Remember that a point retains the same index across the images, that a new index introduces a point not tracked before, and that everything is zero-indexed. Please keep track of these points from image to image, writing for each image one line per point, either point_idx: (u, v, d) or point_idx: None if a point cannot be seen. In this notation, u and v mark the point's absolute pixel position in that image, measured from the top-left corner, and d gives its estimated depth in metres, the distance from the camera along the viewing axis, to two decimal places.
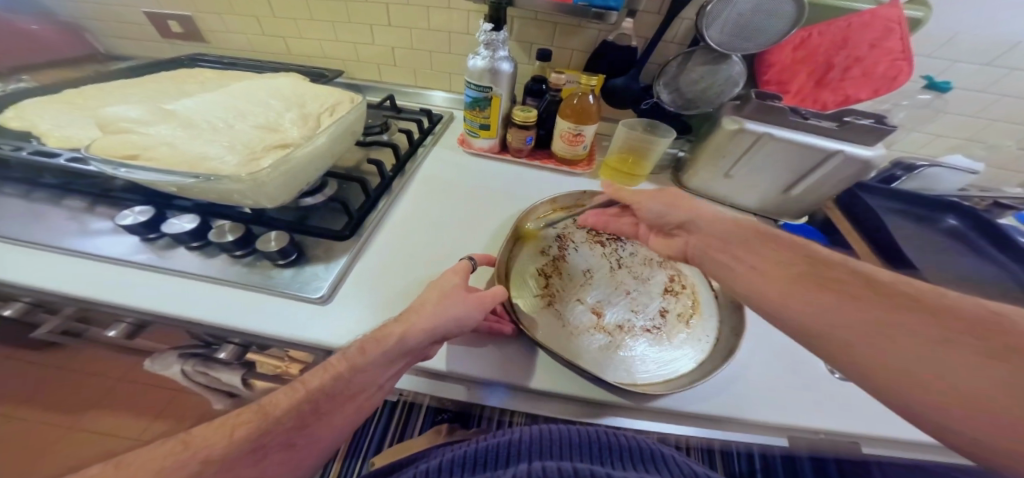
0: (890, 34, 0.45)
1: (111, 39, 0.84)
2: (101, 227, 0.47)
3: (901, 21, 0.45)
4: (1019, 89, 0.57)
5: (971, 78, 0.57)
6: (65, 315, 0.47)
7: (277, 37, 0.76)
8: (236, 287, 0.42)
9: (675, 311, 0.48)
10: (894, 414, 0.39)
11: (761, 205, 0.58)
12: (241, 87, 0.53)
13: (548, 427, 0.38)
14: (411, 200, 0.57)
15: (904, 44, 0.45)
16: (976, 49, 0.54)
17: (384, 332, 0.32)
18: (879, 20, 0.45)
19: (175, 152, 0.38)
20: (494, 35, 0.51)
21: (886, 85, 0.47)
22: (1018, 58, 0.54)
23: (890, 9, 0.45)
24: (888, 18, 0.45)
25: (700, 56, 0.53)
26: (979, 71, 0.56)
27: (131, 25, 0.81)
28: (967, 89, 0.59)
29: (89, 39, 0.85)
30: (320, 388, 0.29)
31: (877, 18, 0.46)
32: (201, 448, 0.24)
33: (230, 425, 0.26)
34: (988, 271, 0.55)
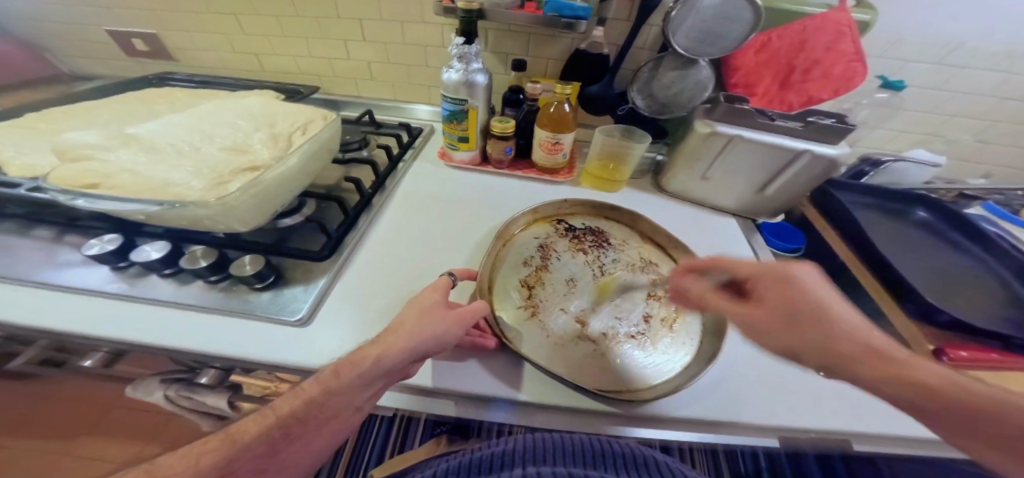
0: (843, 37, 0.47)
1: (76, 59, 0.83)
2: (70, 258, 0.45)
3: (851, 24, 0.47)
4: (969, 86, 0.59)
5: (923, 76, 0.59)
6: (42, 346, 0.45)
7: (249, 54, 0.75)
8: (211, 313, 0.41)
9: (658, 316, 0.48)
10: (878, 409, 0.40)
11: (739, 205, 0.59)
12: (209, 108, 0.52)
13: (543, 437, 0.38)
14: (391, 216, 0.57)
15: (857, 46, 0.47)
16: (925, 50, 0.56)
17: (360, 354, 0.32)
18: (830, 24, 0.47)
19: (138, 180, 0.38)
20: (466, 48, 0.51)
21: (845, 85, 0.48)
22: (964, 57, 0.57)
23: (840, 13, 0.47)
24: (838, 21, 0.47)
25: (670, 62, 0.53)
26: (931, 70, 0.58)
27: (95, 43, 0.79)
28: (921, 87, 0.61)
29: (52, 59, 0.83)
30: (290, 414, 0.29)
31: (828, 21, 0.48)
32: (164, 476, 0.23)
33: (196, 453, 0.26)
34: (960, 261, 0.56)
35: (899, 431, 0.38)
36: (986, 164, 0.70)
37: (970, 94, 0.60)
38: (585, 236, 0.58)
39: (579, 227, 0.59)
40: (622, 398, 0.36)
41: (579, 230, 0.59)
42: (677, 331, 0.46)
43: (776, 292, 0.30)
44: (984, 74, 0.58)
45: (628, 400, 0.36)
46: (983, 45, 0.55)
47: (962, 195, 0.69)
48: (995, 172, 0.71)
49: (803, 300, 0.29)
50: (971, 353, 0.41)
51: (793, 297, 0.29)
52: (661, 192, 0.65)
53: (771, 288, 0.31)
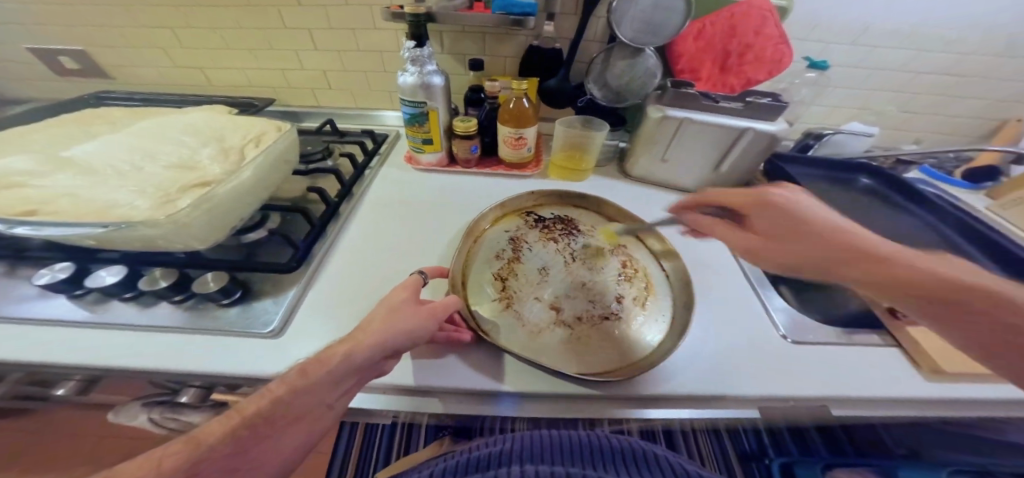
0: (767, 21, 0.50)
1: (3, 81, 0.80)
2: (24, 292, 0.43)
3: (771, 10, 0.50)
4: (887, 62, 0.63)
5: (847, 55, 0.64)
6: (11, 381, 0.44)
7: (193, 68, 0.74)
8: (179, 333, 0.40)
9: (630, 296, 0.49)
10: (849, 370, 0.42)
11: (699, 184, 0.62)
12: (148, 125, 0.51)
13: (545, 434, 0.40)
14: (361, 222, 0.57)
15: (779, 30, 0.50)
16: (843, 31, 0.60)
17: (327, 353, 0.32)
18: (754, 10, 0.51)
19: (81, 204, 0.37)
20: (418, 51, 0.51)
21: (776, 66, 0.51)
22: (876, 37, 0.61)
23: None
24: (760, 6, 0.50)
25: (619, 52, 0.56)
26: (849, 49, 0.63)
27: (23, 66, 0.76)
28: (845, 65, 0.65)
29: None
30: (257, 414, 0.28)
31: (753, 8, 0.51)
32: None
33: (155, 458, 0.24)
34: (907, 223, 0.60)
35: (864, 391, 0.40)
36: (917, 131, 0.74)
37: (888, 71, 0.64)
38: (555, 225, 0.59)
39: (548, 217, 0.60)
40: (597, 378, 0.37)
41: (548, 220, 0.60)
42: (648, 308, 0.47)
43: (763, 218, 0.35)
44: (899, 51, 0.62)
45: (606, 380, 0.37)
46: (890, 25, 0.59)
47: (900, 161, 0.71)
48: (926, 138, 0.75)
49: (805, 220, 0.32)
50: None
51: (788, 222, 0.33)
52: (626, 178, 0.67)
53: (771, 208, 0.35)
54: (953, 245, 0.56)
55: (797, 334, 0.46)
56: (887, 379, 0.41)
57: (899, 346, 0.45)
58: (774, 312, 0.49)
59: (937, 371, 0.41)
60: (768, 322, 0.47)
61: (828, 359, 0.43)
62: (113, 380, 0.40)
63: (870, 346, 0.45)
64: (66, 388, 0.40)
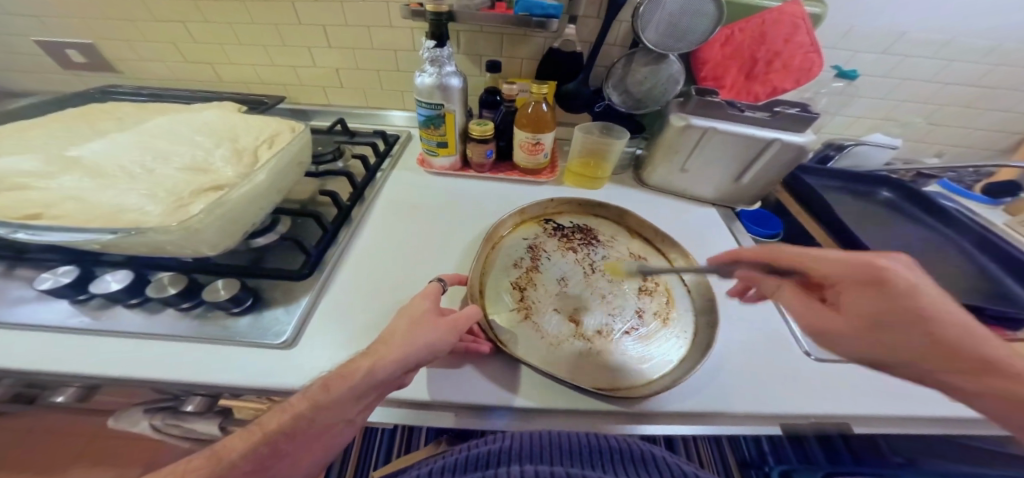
0: (798, 29, 0.49)
1: (4, 73, 0.77)
2: (22, 294, 0.41)
3: (805, 17, 0.49)
4: (915, 72, 0.63)
5: (873, 66, 0.63)
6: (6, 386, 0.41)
7: (202, 64, 0.72)
8: (186, 342, 0.38)
9: (652, 310, 0.48)
10: (871, 389, 0.41)
11: (719, 194, 0.61)
12: (158, 124, 0.49)
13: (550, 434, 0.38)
14: (374, 227, 0.55)
15: (812, 38, 0.49)
16: (872, 41, 0.60)
17: (350, 367, 0.30)
18: (787, 17, 0.49)
19: (88, 207, 0.35)
20: (437, 52, 0.50)
21: (804, 75, 0.50)
22: (906, 47, 0.60)
23: (793, 5, 0.49)
24: (793, 13, 0.49)
25: (641, 58, 0.55)
26: (878, 59, 0.62)
27: (25, 57, 0.74)
28: (870, 75, 0.64)
29: None
30: (278, 430, 0.27)
31: (784, 15, 0.49)
32: None
33: (180, 470, 0.24)
34: (927, 236, 0.60)
35: (888, 410, 0.39)
36: (938, 143, 0.74)
37: (914, 81, 0.64)
38: (574, 234, 0.58)
39: (566, 226, 0.59)
40: (619, 395, 0.36)
41: (567, 229, 0.59)
42: (670, 323, 0.46)
43: (852, 297, 0.31)
44: (925, 62, 0.61)
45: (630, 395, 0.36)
46: (923, 35, 0.58)
47: (919, 175, 0.71)
48: (947, 150, 0.75)
49: (869, 301, 0.29)
50: None
51: (884, 300, 0.29)
52: (643, 186, 0.66)
53: (794, 306, 0.35)
54: (971, 259, 0.56)
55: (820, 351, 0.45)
56: (911, 398, 0.41)
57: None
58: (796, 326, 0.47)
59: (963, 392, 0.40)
60: (790, 337, 0.46)
61: (850, 377, 0.42)
62: (113, 389, 0.38)
63: None
64: (69, 393, 0.38)
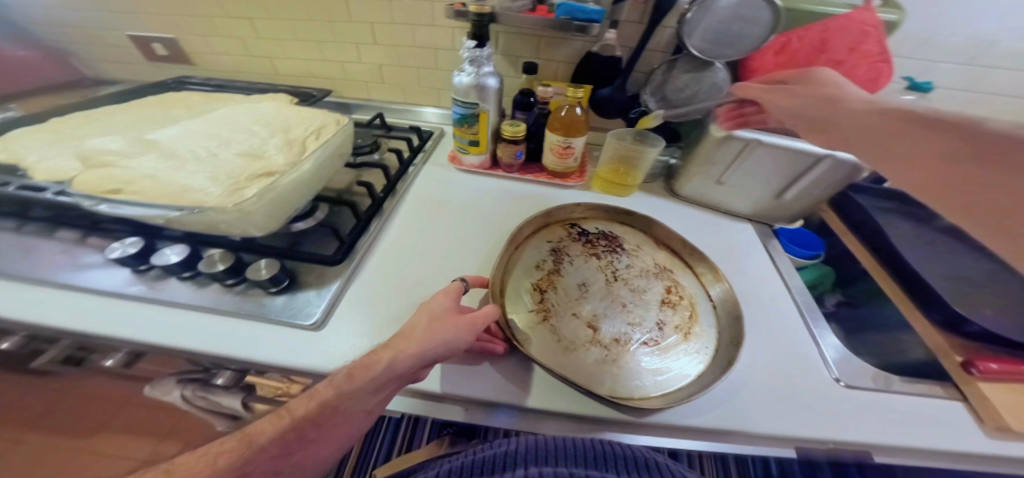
0: (867, 36, 0.46)
1: (92, 61, 0.86)
2: (92, 260, 0.46)
3: (875, 24, 0.45)
4: (998, 88, 0.57)
5: (951, 77, 0.58)
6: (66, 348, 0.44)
7: (262, 57, 0.77)
8: (227, 316, 0.41)
9: (672, 323, 0.46)
10: (912, 421, 0.37)
11: (756, 209, 0.59)
12: (223, 114, 0.53)
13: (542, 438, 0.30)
14: (403, 219, 0.57)
15: (881, 46, 0.45)
16: (952, 49, 0.55)
17: (373, 358, 0.32)
18: (854, 24, 0.46)
19: (159, 186, 0.39)
20: (477, 51, 0.51)
21: (867, 86, 0.47)
22: (994, 57, 0.55)
23: (864, 12, 0.45)
24: (861, 20, 0.46)
25: (683, 64, 0.54)
26: (958, 70, 0.57)
27: (113, 48, 0.82)
28: (944, 89, 0.59)
29: (76, 64, 0.87)
30: (305, 416, 0.29)
31: (852, 21, 0.46)
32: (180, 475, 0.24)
33: (211, 455, 0.26)
34: (990, 268, 0.55)
35: (929, 443, 0.35)
36: None
37: (995, 98, 0.58)
38: (598, 240, 0.57)
39: (591, 231, 0.58)
40: (633, 406, 0.35)
41: (592, 235, 0.58)
42: (691, 339, 0.44)
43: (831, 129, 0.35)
44: (1012, 77, 0.56)
45: (643, 407, 0.35)
46: (1012, 47, 0.53)
47: None
48: None
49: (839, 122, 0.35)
50: (1003, 365, 0.39)
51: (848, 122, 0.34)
52: (674, 197, 0.64)
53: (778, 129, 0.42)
54: None
55: (851, 378, 0.41)
56: (953, 432, 0.36)
57: (964, 400, 0.39)
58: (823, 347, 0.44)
59: (1003, 428, 0.36)
60: (818, 361, 0.43)
61: (888, 408, 0.38)
62: (155, 356, 0.42)
63: (926, 396, 0.39)
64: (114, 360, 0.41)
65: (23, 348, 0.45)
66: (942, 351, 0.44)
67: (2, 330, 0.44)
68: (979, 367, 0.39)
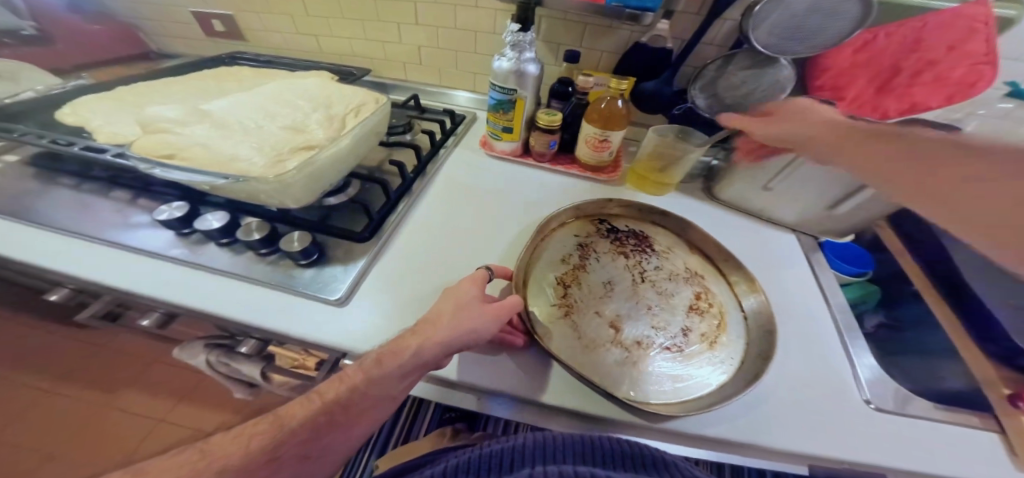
0: (975, 34, 0.41)
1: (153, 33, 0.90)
2: (140, 220, 0.49)
3: (988, 21, 0.40)
4: None
5: None
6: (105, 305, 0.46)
7: (308, 35, 0.78)
8: (259, 285, 0.42)
9: (699, 331, 0.44)
10: (945, 448, 0.34)
11: (802, 219, 0.55)
12: (270, 88, 0.54)
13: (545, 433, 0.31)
14: (430, 202, 0.57)
15: (990, 46, 0.40)
16: None
17: (400, 344, 0.32)
18: (959, 21, 0.42)
19: (207, 154, 0.40)
20: (520, 36, 0.49)
21: (962, 91, 0.41)
22: None
23: (975, 8, 0.41)
24: (971, 17, 0.41)
25: (742, 60, 0.50)
26: None
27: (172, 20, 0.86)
28: None
29: (143, 38, 0.92)
30: (335, 400, 0.30)
31: (957, 18, 0.42)
32: (216, 459, 0.25)
33: (247, 434, 0.27)
34: None
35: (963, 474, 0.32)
36: None
37: None
38: (628, 239, 0.55)
39: (621, 230, 0.56)
40: (652, 411, 0.33)
41: (621, 233, 0.56)
42: (719, 349, 0.42)
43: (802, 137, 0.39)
44: None
45: (660, 413, 0.33)
46: None
47: None
48: None
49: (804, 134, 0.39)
50: None
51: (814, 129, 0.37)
52: (711, 200, 0.61)
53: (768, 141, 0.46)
54: None
55: (879, 398, 0.38)
56: (987, 463, 0.33)
57: (1001, 432, 0.36)
58: (856, 364, 0.41)
59: None
60: (848, 379, 0.40)
61: (915, 440, 0.34)
62: (187, 319, 0.44)
63: (963, 426, 0.36)
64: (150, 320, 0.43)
65: (71, 301, 0.48)
66: (988, 384, 0.41)
67: (57, 281, 0.47)
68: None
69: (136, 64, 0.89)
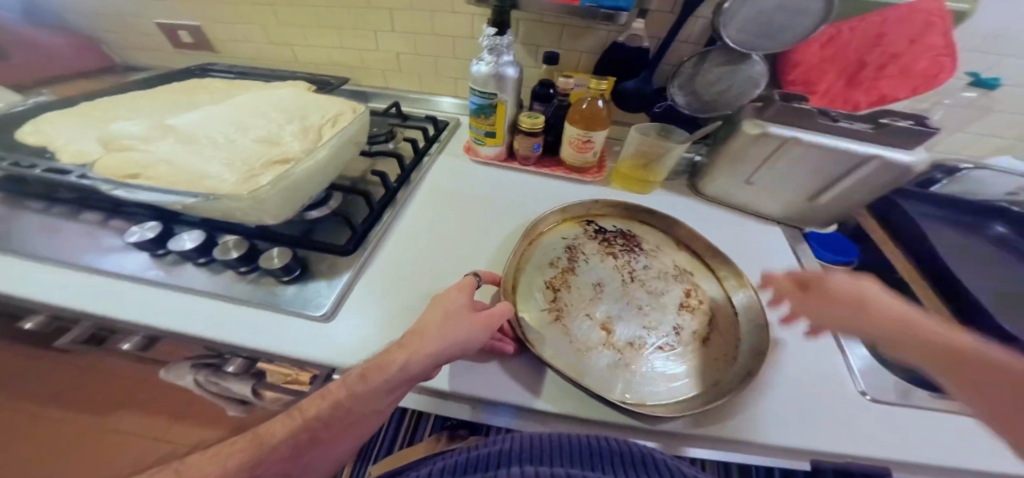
0: (931, 29, 0.42)
1: (120, 47, 0.87)
2: (112, 243, 0.47)
3: (942, 15, 0.42)
4: None
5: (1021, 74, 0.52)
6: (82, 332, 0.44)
7: (282, 44, 0.76)
8: (241, 304, 0.41)
9: (690, 329, 0.44)
10: (943, 438, 0.34)
11: (786, 211, 0.56)
12: (242, 100, 0.53)
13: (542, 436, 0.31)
14: (416, 210, 0.56)
15: (947, 39, 0.41)
16: None
17: (386, 358, 0.30)
18: (916, 15, 0.42)
19: (175, 172, 0.39)
20: (497, 39, 0.49)
21: (925, 83, 0.43)
22: None
23: (932, 2, 0.42)
24: (928, 11, 0.42)
25: (717, 57, 0.50)
26: None
27: (138, 33, 0.83)
28: None
29: (107, 50, 0.88)
30: (316, 417, 0.29)
31: (915, 12, 0.43)
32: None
33: (226, 453, 0.27)
34: None
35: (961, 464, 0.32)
36: None
37: None
38: (616, 239, 0.55)
39: (609, 230, 0.56)
40: (647, 414, 0.33)
41: (609, 233, 0.56)
42: (711, 346, 0.42)
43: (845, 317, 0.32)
44: None
45: (653, 415, 0.33)
46: None
47: None
48: None
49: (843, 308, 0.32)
50: None
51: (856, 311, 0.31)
52: (697, 195, 0.62)
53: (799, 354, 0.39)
54: None
55: (875, 390, 0.38)
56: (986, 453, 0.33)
57: None
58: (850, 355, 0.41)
59: None
60: (842, 371, 0.40)
61: (910, 429, 0.35)
62: (169, 342, 0.42)
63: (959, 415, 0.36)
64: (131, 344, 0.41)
65: (48, 327, 0.46)
66: None
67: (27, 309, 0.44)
68: None
69: (101, 79, 0.86)
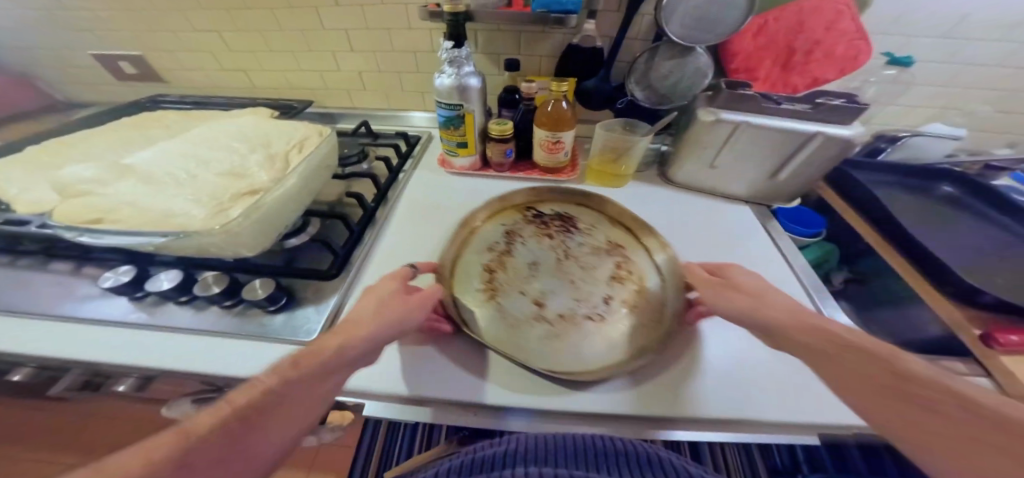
0: (842, 16, 0.46)
1: (69, 87, 0.85)
2: (88, 291, 0.46)
3: (848, 3, 0.46)
4: (987, 57, 0.56)
5: (932, 51, 0.57)
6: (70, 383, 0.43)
7: (238, 71, 0.76)
8: (235, 338, 0.40)
9: (620, 297, 0.45)
10: None
11: (752, 191, 0.58)
12: (200, 132, 0.52)
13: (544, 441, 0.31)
14: (396, 226, 0.56)
15: (857, 25, 0.46)
16: (933, 24, 0.54)
17: (320, 345, 0.29)
18: (828, 4, 0.46)
19: (141, 213, 0.38)
20: (456, 52, 0.50)
21: (850, 64, 0.47)
22: (973, 28, 0.54)
23: None
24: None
25: (666, 51, 0.52)
26: (937, 45, 0.56)
27: (85, 70, 0.81)
28: (925, 61, 0.58)
29: (44, 87, 0.86)
30: (249, 404, 0.24)
31: (826, 2, 0.47)
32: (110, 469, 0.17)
33: (139, 454, 0.19)
34: (996, 237, 0.54)
35: None
36: (1009, 133, 0.66)
37: (984, 66, 0.57)
38: (553, 221, 0.56)
39: (547, 213, 0.57)
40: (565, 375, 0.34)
41: (547, 217, 0.57)
42: (639, 310, 0.43)
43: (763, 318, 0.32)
44: (1002, 46, 0.55)
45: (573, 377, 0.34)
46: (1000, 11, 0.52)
47: (987, 167, 0.66)
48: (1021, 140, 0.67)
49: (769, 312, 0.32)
50: None
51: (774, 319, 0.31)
52: (668, 184, 0.64)
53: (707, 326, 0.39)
54: None
55: None
56: None
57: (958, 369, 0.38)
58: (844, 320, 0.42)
59: None
60: None
61: None
62: (165, 382, 0.41)
63: None
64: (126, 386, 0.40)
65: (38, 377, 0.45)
66: (959, 327, 0.43)
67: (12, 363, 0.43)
68: (999, 341, 0.38)
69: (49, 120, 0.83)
